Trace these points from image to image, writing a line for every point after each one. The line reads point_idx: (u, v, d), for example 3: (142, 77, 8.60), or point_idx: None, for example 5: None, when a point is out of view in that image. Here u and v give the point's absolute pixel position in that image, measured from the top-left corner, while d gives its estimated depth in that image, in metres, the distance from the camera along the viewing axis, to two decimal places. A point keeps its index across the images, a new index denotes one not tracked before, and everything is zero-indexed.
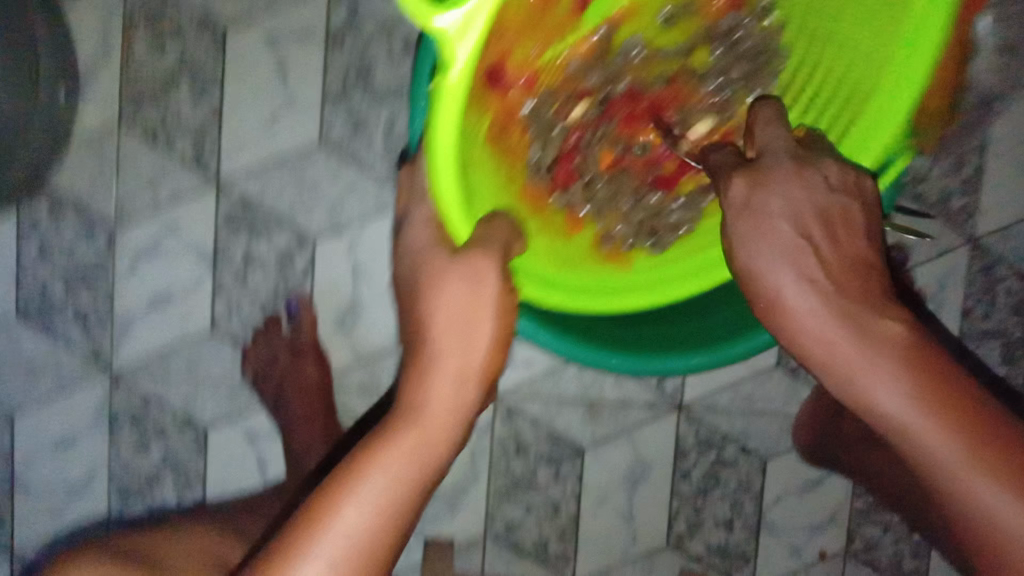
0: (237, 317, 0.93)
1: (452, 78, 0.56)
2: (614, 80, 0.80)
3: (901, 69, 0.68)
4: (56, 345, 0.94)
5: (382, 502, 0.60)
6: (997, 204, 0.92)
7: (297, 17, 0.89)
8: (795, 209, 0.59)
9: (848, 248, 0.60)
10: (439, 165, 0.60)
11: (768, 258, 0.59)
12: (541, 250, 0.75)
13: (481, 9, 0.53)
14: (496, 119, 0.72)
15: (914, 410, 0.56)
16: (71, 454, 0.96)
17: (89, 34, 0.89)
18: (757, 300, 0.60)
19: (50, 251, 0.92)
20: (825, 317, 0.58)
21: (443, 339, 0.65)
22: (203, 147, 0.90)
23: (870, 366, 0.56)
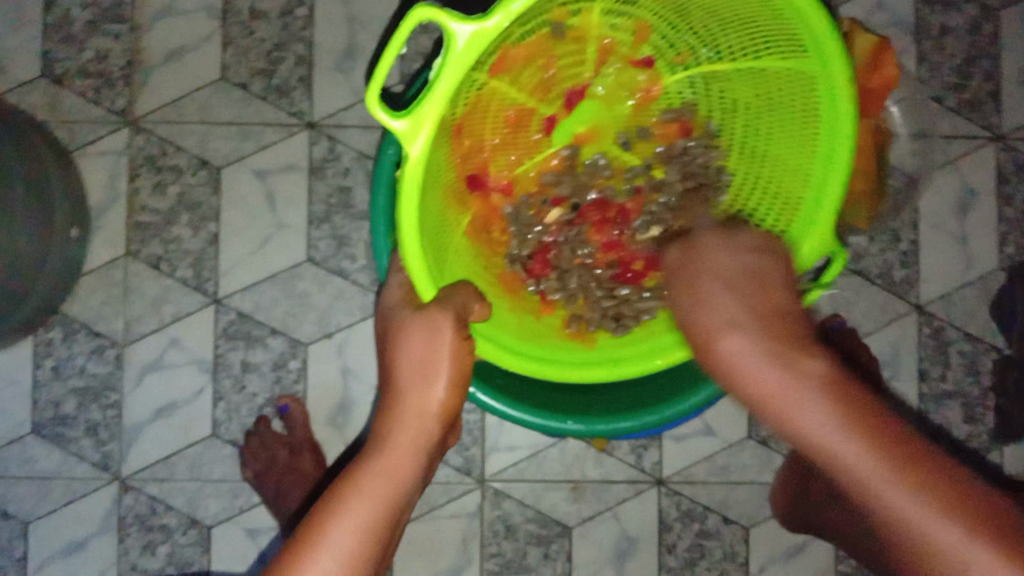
0: (237, 419, 1.03)
1: (412, 159, 0.60)
2: (584, 190, 0.85)
3: (821, 176, 0.71)
4: (65, 459, 1.02)
5: (345, 548, 0.58)
6: (935, 272, 1.03)
7: (280, 155, 1.03)
8: (724, 270, 0.66)
9: (777, 300, 0.64)
10: (404, 240, 0.64)
11: (701, 306, 0.64)
12: (508, 324, 0.76)
13: (429, 111, 0.59)
14: (478, 216, 0.80)
15: (843, 439, 0.55)
16: (81, 558, 1.02)
17: (97, 183, 1.03)
18: (701, 347, 0.64)
19: (62, 372, 1.02)
20: (752, 352, 0.60)
21: (408, 386, 0.66)
22: (202, 269, 1.03)
23: (795, 394, 0.58)
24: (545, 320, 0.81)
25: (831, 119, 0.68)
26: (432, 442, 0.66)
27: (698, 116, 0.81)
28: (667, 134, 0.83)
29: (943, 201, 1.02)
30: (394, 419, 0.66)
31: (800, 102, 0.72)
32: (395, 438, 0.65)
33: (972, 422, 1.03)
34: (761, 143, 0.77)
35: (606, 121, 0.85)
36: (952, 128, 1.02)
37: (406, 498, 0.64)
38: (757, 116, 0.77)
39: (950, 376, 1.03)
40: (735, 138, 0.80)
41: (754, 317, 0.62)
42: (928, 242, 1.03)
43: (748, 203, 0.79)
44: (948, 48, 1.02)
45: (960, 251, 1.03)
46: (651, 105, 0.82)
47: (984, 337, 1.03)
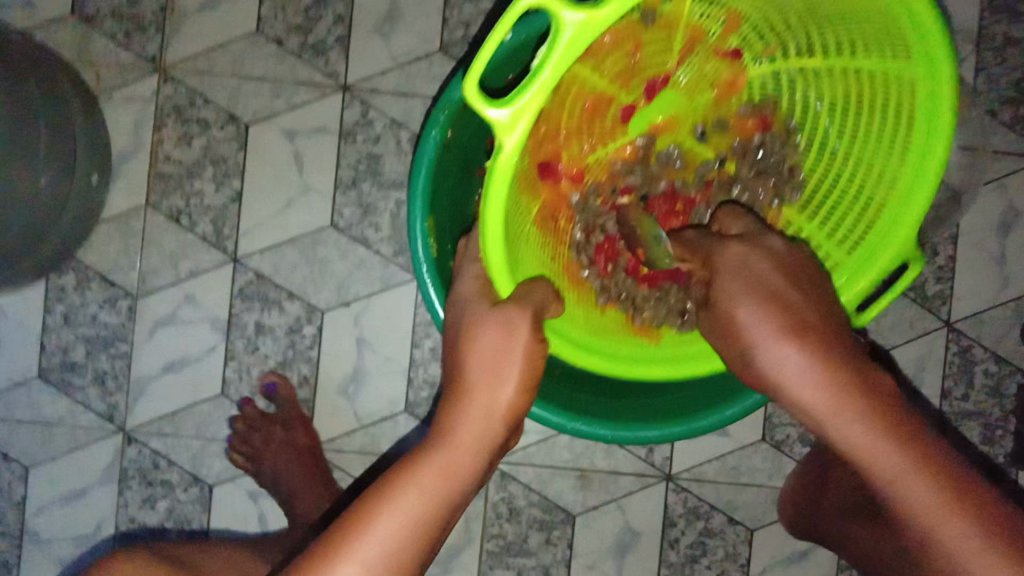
0: (246, 380, 1.01)
1: (504, 155, 0.55)
2: (655, 180, 0.83)
3: (910, 181, 0.69)
4: (70, 406, 1.01)
5: (376, 558, 0.52)
6: (971, 290, 1.04)
7: (311, 116, 1.00)
8: (768, 274, 0.60)
9: (824, 315, 0.59)
10: (488, 240, 0.59)
11: (745, 310, 0.59)
12: (578, 319, 0.74)
13: (531, 101, 0.53)
14: (547, 206, 0.76)
15: (908, 470, 0.53)
16: (80, 506, 1.01)
17: (122, 130, 1.01)
18: (752, 361, 0.59)
19: (73, 318, 1.01)
20: (814, 373, 0.56)
21: (476, 384, 0.59)
22: (222, 226, 1.01)
23: (842, 406, 0.56)
24: (608, 315, 0.78)
25: (925, 126, 0.66)
26: (496, 445, 0.59)
27: (779, 111, 0.80)
28: (744, 127, 0.82)
29: (986, 220, 1.04)
30: (457, 415, 0.59)
31: (892, 106, 0.70)
32: (459, 437, 0.58)
33: (989, 443, 1.05)
34: (843, 144, 0.76)
35: (685, 110, 0.82)
36: (1003, 144, 1.03)
37: (461, 504, 0.57)
38: (843, 117, 0.75)
39: (973, 398, 1.04)
40: (815, 134, 0.79)
41: (810, 331, 0.57)
42: (967, 261, 1.04)
43: (829, 203, 0.78)
44: (1009, 61, 1.02)
45: (997, 272, 1.04)
46: (730, 98, 0.81)
47: (1012, 359, 1.05)
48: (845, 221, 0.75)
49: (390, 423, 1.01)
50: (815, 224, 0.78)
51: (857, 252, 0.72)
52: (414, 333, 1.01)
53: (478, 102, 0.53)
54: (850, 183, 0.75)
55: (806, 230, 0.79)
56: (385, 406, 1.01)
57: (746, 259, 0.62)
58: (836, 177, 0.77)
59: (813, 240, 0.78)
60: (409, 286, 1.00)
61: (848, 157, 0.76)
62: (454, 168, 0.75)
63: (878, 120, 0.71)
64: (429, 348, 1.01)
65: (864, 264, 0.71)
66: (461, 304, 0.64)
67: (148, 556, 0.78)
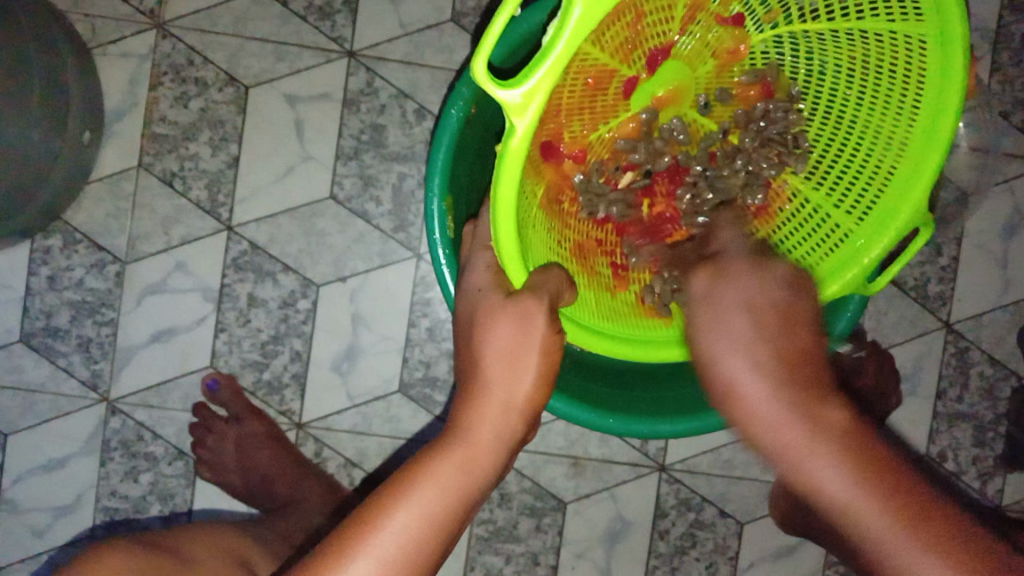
0: (237, 353, 0.98)
1: (515, 140, 0.52)
2: (658, 156, 0.76)
3: (919, 149, 0.64)
4: (52, 372, 0.98)
5: (390, 556, 0.50)
6: (970, 293, 1.02)
7: (313, 82, 0.96)
8: (752, 304, 0.51)
9: (800, 334, 0.50)
10: (500, 217, 0.55)
11: (721, 340, 0.51)
12: (589, 303, 0.69)
13: (541, 83, 0.50)
14: (550, 188, 0.70)
15: (865, 502, 0.47)
16: (60, 477, 0.98)
17: (116, 88, 0.97)
18: (707, 381, 0.52)
19: (58, 282, 0.97)
20: (770, 399, 0.49)
21: (493, 376, 0.57)
22: (217, 193, 0.97)
23: (814, 452, 0.48)
24: (622, 298, 0.73)
25: (938, 85, 0.62)
26: (515, 439, 0.57)
27: (783, 78, 0.73)
28: (747, 96, 0.75)
29: (993, 220, 1.01)
30: (475, 410, 0.57)
31: (901, 70, 0.65)
32: (477, 432, 0.56)
33: (980, 447, 1.03)
34: (848, 112, 0.71)
35: (687, 81, 0.75)
36: (1014, 147, 1.00)
37: (476, 500, 0.55)
38: (849, 82, 0.70)
39: (967, 399, 1.02)
40: (821, 101, 0.73)
41: (780, 354, 0.49)
42: (970, 261, 1.01)
43: (835, 171, 0.72)
44: None
45: (999, 275, 1.02)
46: (733, 65, 0.75)
47: (1008, 363, 1.02)
48: (852, 188, 0.70)
49: (384, 403, 0.99)
50: (821, 194, 0.72)
51: (866, 222, 0.67)
52: (412, 311, 0.98)
53: (488, 85, 0.50)
54: (856, 148, 0.70)
55: (812, 201, 0.73)
56: (381, 385, 0.99)
57: (710, 281, 0.53)
58: (842, 146, 0.71)
59: (820, 211, 0.71)
60: (408, 263, 0.98)
61: (856, 123, 0.70)
62: (473, 144, 0.75)
63: (885, 87, 0.67)
64: (426, 327, 0.98)
65: (879, 227, 0.65)
66: (474, 293, 0.62)
67: (130, 545, 0.72)
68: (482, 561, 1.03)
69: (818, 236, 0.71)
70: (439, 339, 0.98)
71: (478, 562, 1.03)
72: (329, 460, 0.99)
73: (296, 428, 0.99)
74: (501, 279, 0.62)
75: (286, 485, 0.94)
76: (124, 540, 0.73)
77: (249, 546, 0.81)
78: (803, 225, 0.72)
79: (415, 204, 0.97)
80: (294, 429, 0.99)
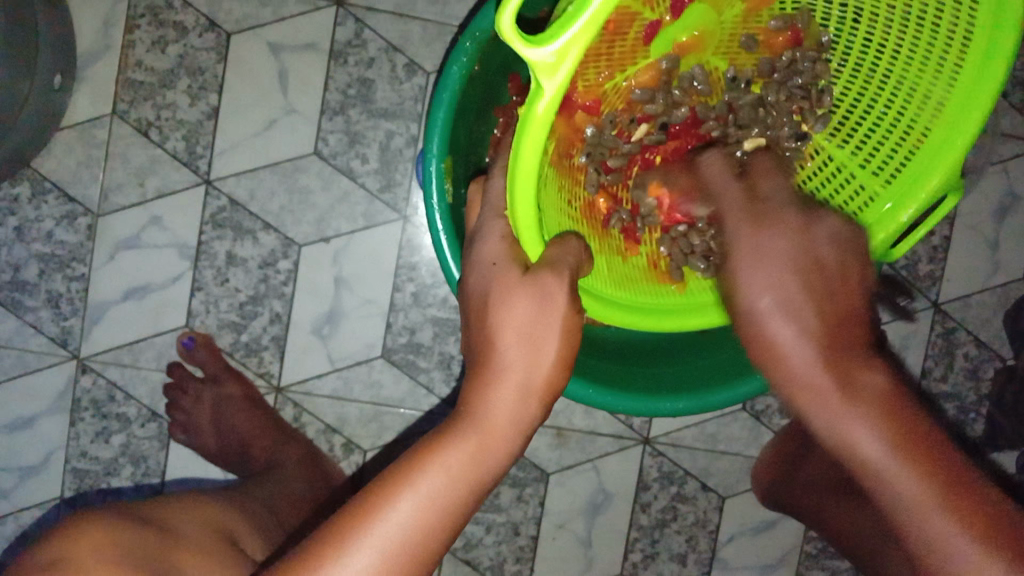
0: (214, 313, 0.95)
1: (542, 103, 0.46)
2: (675, 107, 0.71)
3: (955, 110, 0.58)
4: (19, 328, 0.94)
5: (394, 545, 0.50)
6: (961, 273, 1.00)
7: (299, 31, 0.92)
8: (801, 255, 0.52)
9: (851, 296, 0.52)
10: (517, 186, 0.51)
11: (757, 285, 0.52)
12: (601, 271, 0.66)
13: (579, 37, 0.44)
14: (562, 140, 0.64)
15: (896, 464, 0.47)
16: (28, 436, 0.95)
17: (88, 30, 0.92)
18: (747, 341, 0.53)
19: (25, 233, 0.93)
20: (814, 358, 0.50)
21: (509, 358, 0.55)
22: (195, 146, 0.93)
23: (843, 405, 0.48)
24: (632, 263, 0.71)
25: (979, 62, 0.56)
26: (531, 424, 0.55)
27: (813, 25, 0.69)
28: (774, 43, 0.71)
29: (985, 201, 0.99)
30: (488, 391, 0.54)
31: (944, 31, 0.59)
32: (490, 417, 0.54)
33: (963, 426, 1.01)
34: (884, 64, 0.65)
35: (713, 25, 0.69)
36: (1010, 127, 0.98)
37: (488, 486, 0.54)
38: (887, 33, 0.64)
39: (952, 379, 1.01)
40: (853, 52, 0.68)
41: (809, 323, 0.50)
42: (960, 241, 1.00)
43: (864, 125, 0.67)
44: None
45: (989, 256, 1.00)
46: (761, 11, 0.70)
47: (992, 345, 1.01)
48: (880, 148, 0.65)
49: (365, 369, 0.96)
50: (847, 151, 0.68)
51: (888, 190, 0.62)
52: (397, 275, 0.95)
53: (516, 42, 0.44)
54: (890, 102, 0.64)
55: (837, 158, 0.69)
56: (362, 351, 0.96)
57: (754, 237, 0.53)
58: (876, 97, 0.66)
59: (845, 170, 0.67)
60: (395, 225, 0.94)
61: (890, 77, 0.64)
62: (473, 104, 0.72)
63: (924, 44, 0.61)
64: (411, 292, 0.95)
65: (903, 193, 0.61)
66: (487, 268, 0.58)
67: (111, 514, 0.68)
68: (462, 530, 1.02)
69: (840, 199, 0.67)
70: (424, 304, 0.95)
71: (458, 531, 1.02)
72: (308, 426, 0.97)
73: (274, 392, 0.96)
74: (517, 252, 0.57)
75: (262, 449, 0.91)
76: (104, 510, 0.69)
77: (236, 521, 0.78)
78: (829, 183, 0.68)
79: (402, 163, 0.94)
80: (273, 393, 0.96)
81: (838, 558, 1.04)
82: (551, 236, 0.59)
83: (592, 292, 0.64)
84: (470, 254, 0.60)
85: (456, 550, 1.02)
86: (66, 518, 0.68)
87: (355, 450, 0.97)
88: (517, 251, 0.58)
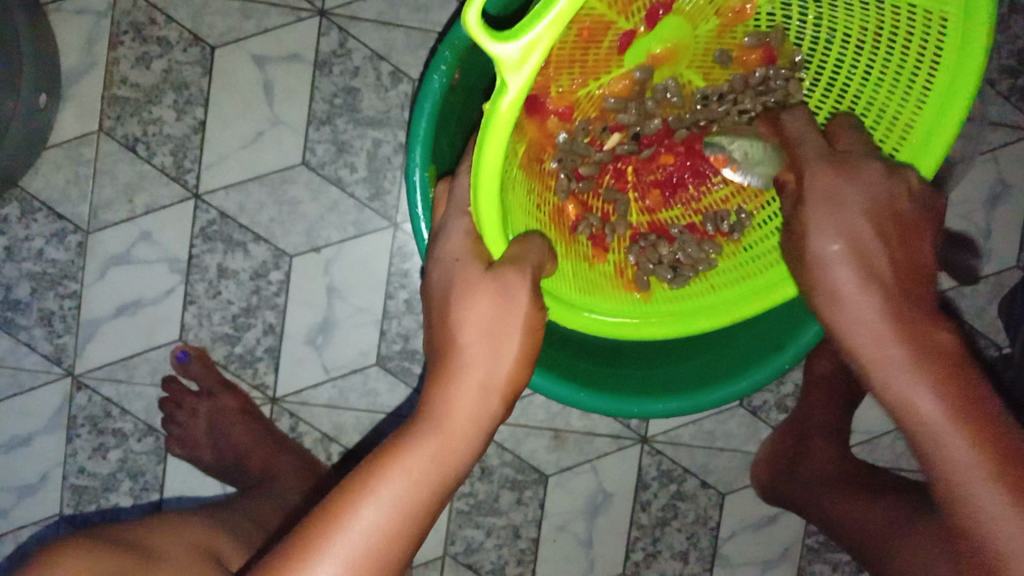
0: (207, 326, 0.95)
1: (507, 100, 0.47)
2: (648, 118, 0.72)
3: (924, 132, 0.61)
4: (12, 347, 0.94)
5: (357, 554, 0.49)
6: (954, 263, 1.00)
7: (284, 42, 0.92)
8: (874, 204, 0.52)
9: (921, 251, 0.53)
10: (480, 185, 0.52)
11: (820, 226, 0.52)
12: (567, 276, 0.67)
13: (545, 34, 0.45)
14: (530, 146, 0.65)
15: (948, 422, 0.47)
16: (25, 454, 0.95)
17: (72, 48, 0.92)
18: (813, 284, 0.53)
19: (16, 253, 0.93)
20: (877, 303, 0.50)
21: (472, 357, 0.55)
22: (183, 160, 0.93)
23: (898, 357, 0.49)
24: (599, 269, 0.71)
25: (945, 93, 0.59)
26: (493, 421, 0.55)
27: (785, 44, 0.69)
28: (747, 61, 0.71)
29: (976, 189, 0.99)
30: (449, 391, 0.54)
31: (914, 51, 0.61)
32: (451, 418, 0.54)
33: None
34: (856, 82, 0.66)
35: (688, 38, 0.69)
36: (999, 115, 0.98)
37: (450, 488, 0.54)
38: (859, 51, 0.65)
39: None
40: (824, 72, 0.69)
41: (880, 271, 0.51)
42: (953, 230, 0.99)
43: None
44: (1014, 27, 0.97)
45: (981, 245, 1.00)
46: (736, 26, 0.70)
47: (988, 333, 1.01)
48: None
49: (360, 378, 0.96)
50: None
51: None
52: (389, 283, 0.95)
53: (481, 36, 0.44)
54: (860, 120, 0.66)
55: None
56: (357, 360, 0.96)
57: (837, 181, 0.53)
58: (846, 115, 0.67)
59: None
60: (385, 233, 0.94)
61: (862, 97, 0.66)
62: (455, 111, 0.72)
63: (895, 67, 0.63)
64: (404, 299, 0.95)
65: None
66: (451, 264, 0.58)
67: (95, 544, 0.68)
68: (462, 535, 1.01)
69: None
70: (417, 311, 0.95)
71: (458, 536, 1.02)
72: (305, 435, 0.97)
73: (270, 403, 0.96)
74: (480, 249, 0.58)
75: (259, 460, 0.92)
76: (90, 538, 0.69)
77: (223, 538, 0.77)
78: None
79: (391, 170, 0.94)
80: (269, 404, 0.96)
81: (839, 551, 1.04)
82: (516, 235, 0.60)
83: (556, 295, 0.65)
84: (433, 251, 0.61)
85: (456, 555, 1.02)
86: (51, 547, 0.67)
87: (353, 458, 0.97)
88: (481, 248, 0.58)
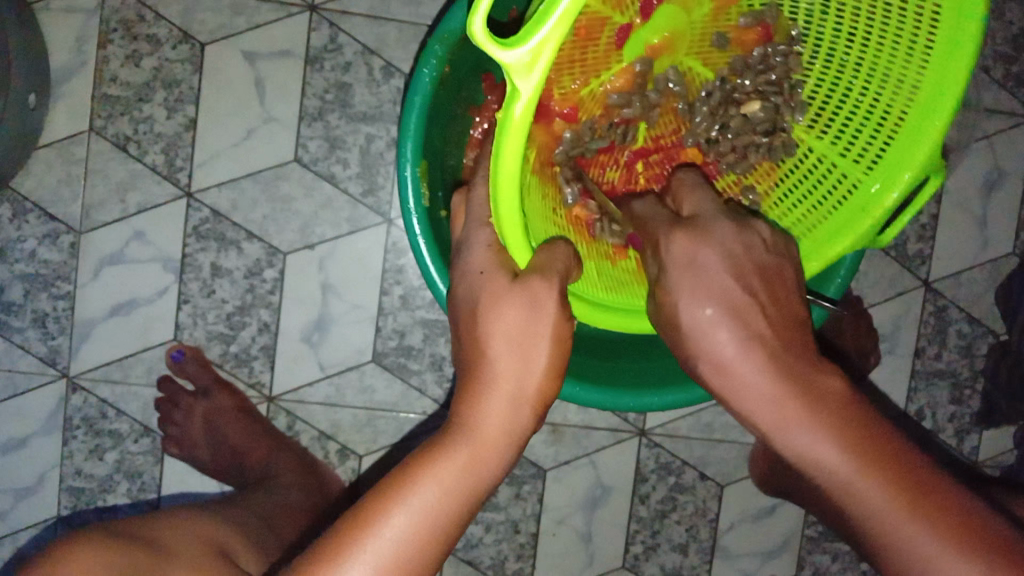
0: (202, 325, 0.95)
1: (520, 106, 0.47)
2: (653, 109, 0.72)
3: (929, 94, 0.57)
4: (7, 349, 0.93)
5: (386, 564, 0.50)
6: (949, 252, 0.99)
7: (273, 38, 0.91)
8: (733, 262, 0.50)
9: (791, 297, 0.51)
10: (500, 195, 0.52)
11: (690, 298, 0.50)
12: (591, 275, 0.65)
13: (553, 33, 0.44)
14: (539, 150, 0.66)
15: (861, 475, 0.44)
16: (20, 456, 0.95)
17: (62, 46, 0.91)
18: (690, 358, 0.50)
19: (8, 254, 0.93)
20: (760, 367, 0.47)
21: (501, 369, 0.54)
22: (175, 158, 0.92)
23: (798, 415, 0.46)
24: (619, 264, 0.70)
25: (946, 52, 0.56)
26: (525, 434, 0.55)
27: (782, 19, 0.69)
28: (745, 40, 0.71)
29: (972, 177, 0.99)
30: (481, 404, 0.54)
31: (913, 11, 0.58)
32: (482, 431, 0.53)
33: (957, 403, 1.01)
34: (857, 48, 0.64)
35: (684, 25, 0.70)
36: (994, 102, 0.97)
37: (483, 496, 0.54)
38: (856, 19, 0.64)
39: (945, 357, 1.00)
40: (824, 42, 0.68)
41: (755, 329, 0.48)
42: (949, 218, 0.99)
43: (843, 113, 0.66)
44: (1007, 15, 0.96)
45: (978, 232, 0.99)
46: (730, 8, 0.70)
47: (984, 321, 1.01)
48: (860, 134, 0.64)
49: (357, 375, 0.96)
50: (826, 141, 0.68)
51: (874, 172, 0.61)
52: (384, 279, 0.94)
53: (490, 46, 0.44)
54: (866, 86, 0.64)
55: (817, 149, 0.68)
56: (353, 357, 0.96)
57: (691, 242, 0.51)
58: (851, 83, 0.65)
59: (826, 160, 0.67)
60: (379, 229, 0.94)
61: (863, 63, 0.64)
62: (447, 106, 0.71)
63: (892, 32, 0.61)
64: (399, 295, 0.95)
65: (892, 171, 0.60)
66: (475, 276, 0.57)
67: (107, 536, 0.69)
68: (461, 531, 1.02)
69: (825, 188, 0.66)
70: (413, 307, 0.95)
71: None
72: (302, 433, 0.96)
73: (267, 401, 0.96)
74: (504, 261, 0.57)
75: (257, 459, 0.92)
76: (102, 531, 0.70)
77: (233, 535, 0.78)
78: (810, 176, 0.68)
79: (384, 166, 0.93)
80: (265, 403, 0.96)
81: (840, 542, 1.04)
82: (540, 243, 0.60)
83: (585, 297, 0.63)
84: (459, 263, 0.60)
85: (456, 551, 1.01)
86: (60, 539, 0.68)
87: (351, 456, 0.97)
88: (505, 260, 0.58)
